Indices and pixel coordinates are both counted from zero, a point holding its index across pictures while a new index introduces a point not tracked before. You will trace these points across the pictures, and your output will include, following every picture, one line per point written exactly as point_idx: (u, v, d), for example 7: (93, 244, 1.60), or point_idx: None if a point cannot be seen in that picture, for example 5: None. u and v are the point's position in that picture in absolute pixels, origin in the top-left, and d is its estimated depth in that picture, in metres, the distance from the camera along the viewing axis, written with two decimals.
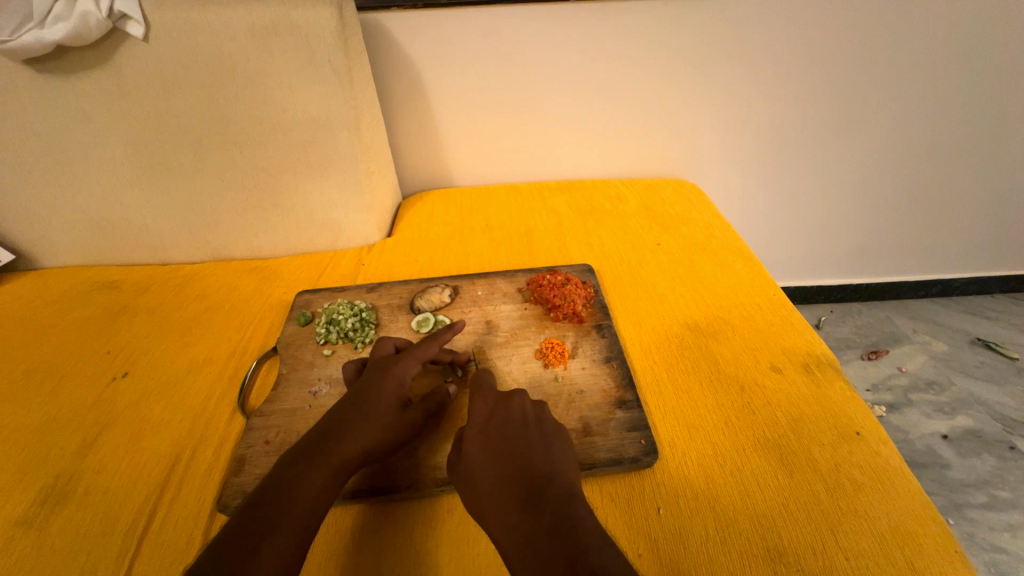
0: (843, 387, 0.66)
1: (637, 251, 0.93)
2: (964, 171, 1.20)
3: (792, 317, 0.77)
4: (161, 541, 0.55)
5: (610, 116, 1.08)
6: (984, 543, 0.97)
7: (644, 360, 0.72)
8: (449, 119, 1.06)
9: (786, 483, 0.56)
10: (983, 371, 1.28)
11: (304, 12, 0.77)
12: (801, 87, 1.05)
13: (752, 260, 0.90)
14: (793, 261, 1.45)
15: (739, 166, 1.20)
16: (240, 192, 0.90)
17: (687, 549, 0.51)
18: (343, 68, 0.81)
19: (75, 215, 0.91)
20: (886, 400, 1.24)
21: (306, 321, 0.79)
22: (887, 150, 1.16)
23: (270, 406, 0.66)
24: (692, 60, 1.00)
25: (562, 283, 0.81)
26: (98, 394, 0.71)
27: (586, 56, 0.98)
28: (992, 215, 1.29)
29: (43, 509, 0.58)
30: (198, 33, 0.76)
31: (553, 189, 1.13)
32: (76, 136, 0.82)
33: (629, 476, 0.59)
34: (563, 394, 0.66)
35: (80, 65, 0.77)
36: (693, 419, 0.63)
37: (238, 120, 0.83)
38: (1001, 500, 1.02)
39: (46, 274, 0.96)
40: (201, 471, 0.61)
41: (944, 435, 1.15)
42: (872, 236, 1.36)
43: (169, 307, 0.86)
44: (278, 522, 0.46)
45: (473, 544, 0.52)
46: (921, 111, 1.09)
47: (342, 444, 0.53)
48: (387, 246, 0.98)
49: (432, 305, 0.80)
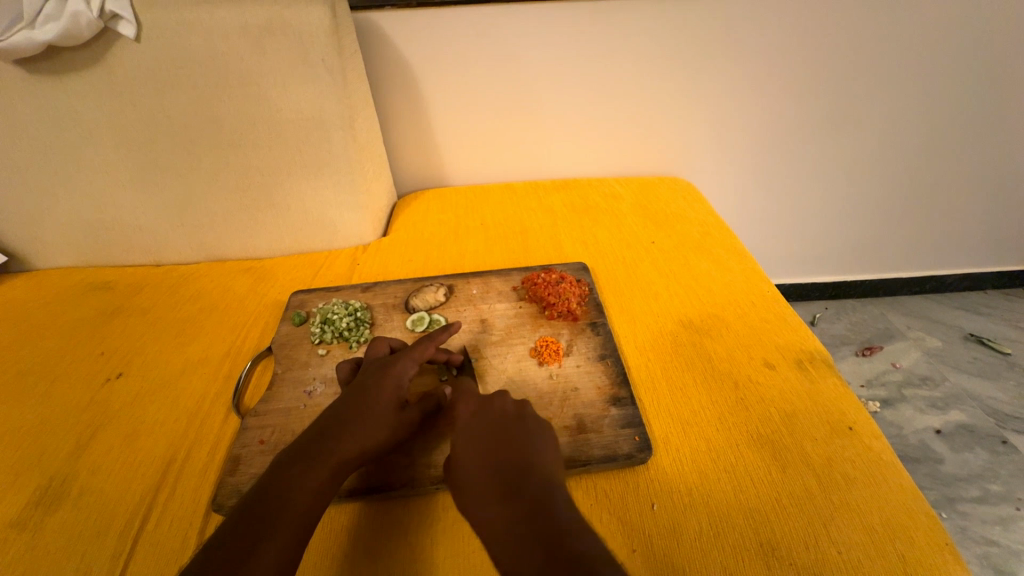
0: (836, 383, 0.67)
1: (632, 249, 0.93)
2: (956, 169, 1.21)
3: (787, 315, 0.77)
4: (156, 541, 0.55)
5: (605, 115, 1.08)
6: (977, 537, 0.98)
7: (639, 357, 0.72)
8: (444, 118, 1.06)
9: (778, 478, 0.56)
10: (975, 366, 1.29)
11: (298, 11, 0.77)
12: (796, 85, 1.06)
13: (746, 258, 0.90)
14: (787, 259, 1.46)
15: (733, 164, 1.20)
16: (234, 192, 0.90)
17: (681, 545, 0.52)
18: (337, 67, 0.81)
19: (68, 216, 0.91)
20: (880, 396, 1.25)
21: (301, 320, 0.79)
22: (881, 148, 1.17)
23: (265, 406, 0.66)
24: (686, 60, 1.01)
25: (556, 282, 0.81)
26: (92, 396, 0.71)
27: (580, 55, 0.99)
28: (984, 211, 1.30)
29: (37, 510, 0.58)
30: (191, 32, 0.76)
31: (548, 188, 1.13)
32: (69, 138, 0.82)
33: (624, 473, 0.59)
34: (557, 392, 0.66)
35: (72, 65, 0.77)
36: (687, 416, 0.64)
37: (232, 120, 0.83)
38: (993, 493, 1.03)
39: (39, 276, 0.95)
40: (196, 471, 0.61)
41: (938, 430, 1.15)
42: (866, 233, 1.37)
43: (164, 308, 0.86)
44: (274, 521, 0.47)
45: (469, 541, 0.53)
46: (914, 108, 1.10)
47: (340, 444, 0.53)
48: (382, 246, 0.98)
49: (427, 304, 0.80)
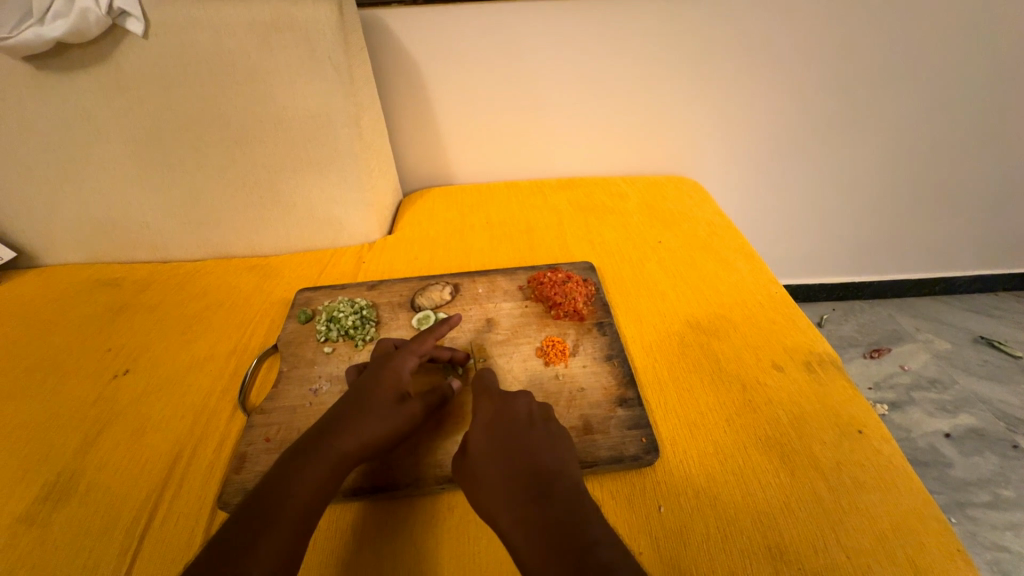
0: (846, 385, 0.66)
1: (638, 249, 0.93)
2: (966, 170, 1.19)
3: (795, 316, 0.76)
4: (162, 538, 0.55)
5: (611, 114, 1.08)
6: (986, 542, 0.97)
7: (645, 358, 0.72)
8: (450, 116, 1.06)
9: (787, 482, 0.56)
10: (985, 369, 1.28)
11: (305, 8, 0.76)
12: (804, 84, 1.05)
13: (754, 258, 0.89)
14: (794, 260, 1.45)
15: (740, 165, 1.20)
16: (241, 189, 0.90)
17: (688, 548, 0.51)
18: (344, 65, 0.81)
19: (76, 213, 0.91)
20: (888, 399, 1.23)
21: (307, 318, 0.79)
22: (891, 149, 1.16)
23: (270, 404, 0.66)
24: (694, 59, 1.00)
25: (563, 281, 0.81)
26: (99, 392, 0.71)
27: (587, 54, 0.98)
28: (996, 213, 1.29)
29: (44, 506, 0.58)
30: (199, 29, 0.76)
31: (554, 187, 1.12)
32: (77, 134, 0.82)
33: (630, 475, 0.58)
34: (564, 392, 0.66)
35: (81, 62, 0.77)
36: (694, 418, 0.63)
37: (239, 117, 0.83)
38: (1003, 499, 1.02)
39: (46, 272, 0.96)
40: (202, 468, 0.61)
41: (947, 434, 1.14)
42: (874, 234, 1.36)
43: (171, 305, 0.86)
44: (275, 518, 0.46)
45: (474, 542, 0.52)
46: (924, 108, 1.08)
47: (341, 441, 0.53)
48: (388, 244, 0.98)
49: (433, 303, 0.80)
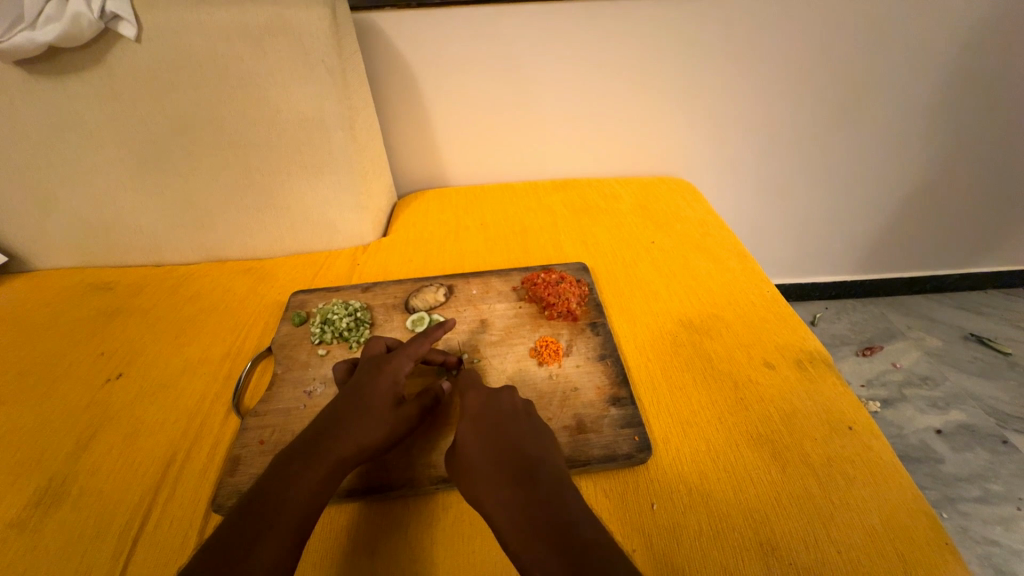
0: (836, 382, 0.67)
1: (632, 249, 0.94)
2: (959, 168, 1.20)
3: (786, 315, 0.77)
4: (156, 541, 0.55)
5: (607, 116, 1.08)
6: (978, 537, 0.97)
7: (639, 357, 0.72)
8: (444, 118, 1.06)
9: (778, 479, 0.56)
10: (975, 366, 1.30)
11: (298, 12, 0.77)
12: (795, 85, 1.05)
13: (747, 258, 0.90)
14: (788, 261, 1.46)
15: (733, 164, 1.20)
16: (235, 191, 0.90)
17: (681, 545, 0.52)
18: (337, 68, 0.81)
19: (68, 217, 0.91)
20: (880, 396, 1.24)
21: (301, 321, 0.79)
22: (883, 147, 1.17)
23: (264, 406, 0.66)
24: (687, 61, 1.01)
25: (556, 282, 0.81)
26: (92, 396, 0.71)
27: (580, 55, 0.98)
28: (987, 210, 1.30)
29: (37, 510, 0.58)
30: (192, 34, 0.76)
31: (548, 188, 1.13)
32: (68, 139, 0.82)
33: (623, 473, 0.59)
34: (557, 391, 0.66)
35: (72, 65, 0.76)
36: (687, 416, 0.64)
37: (233, 121, 0.83)
38: (993, 493, 1.03)
39: (39, 276, 0.96)
40: (197, 470, 0.61)
41: (938, 430, 1.15)
42: (867, 233, 1.37)
43: (165, 308, 0.86)
44: (272, 522, 0.46)
45: (469, 542, 0.52)
46: (916, 108, 1.09)
47: (338, 444, 0.53)
48: (383, 246, 0.98)
49: (427, 305, 0.80)
